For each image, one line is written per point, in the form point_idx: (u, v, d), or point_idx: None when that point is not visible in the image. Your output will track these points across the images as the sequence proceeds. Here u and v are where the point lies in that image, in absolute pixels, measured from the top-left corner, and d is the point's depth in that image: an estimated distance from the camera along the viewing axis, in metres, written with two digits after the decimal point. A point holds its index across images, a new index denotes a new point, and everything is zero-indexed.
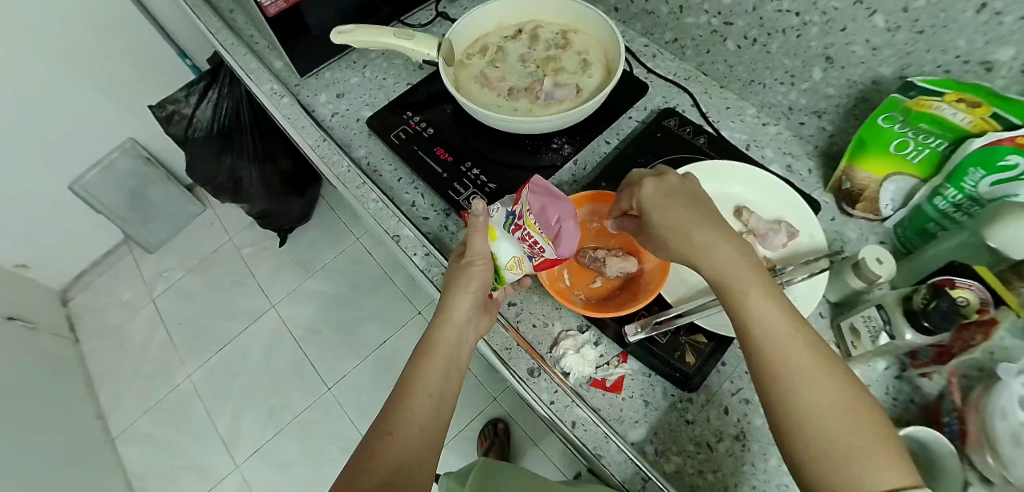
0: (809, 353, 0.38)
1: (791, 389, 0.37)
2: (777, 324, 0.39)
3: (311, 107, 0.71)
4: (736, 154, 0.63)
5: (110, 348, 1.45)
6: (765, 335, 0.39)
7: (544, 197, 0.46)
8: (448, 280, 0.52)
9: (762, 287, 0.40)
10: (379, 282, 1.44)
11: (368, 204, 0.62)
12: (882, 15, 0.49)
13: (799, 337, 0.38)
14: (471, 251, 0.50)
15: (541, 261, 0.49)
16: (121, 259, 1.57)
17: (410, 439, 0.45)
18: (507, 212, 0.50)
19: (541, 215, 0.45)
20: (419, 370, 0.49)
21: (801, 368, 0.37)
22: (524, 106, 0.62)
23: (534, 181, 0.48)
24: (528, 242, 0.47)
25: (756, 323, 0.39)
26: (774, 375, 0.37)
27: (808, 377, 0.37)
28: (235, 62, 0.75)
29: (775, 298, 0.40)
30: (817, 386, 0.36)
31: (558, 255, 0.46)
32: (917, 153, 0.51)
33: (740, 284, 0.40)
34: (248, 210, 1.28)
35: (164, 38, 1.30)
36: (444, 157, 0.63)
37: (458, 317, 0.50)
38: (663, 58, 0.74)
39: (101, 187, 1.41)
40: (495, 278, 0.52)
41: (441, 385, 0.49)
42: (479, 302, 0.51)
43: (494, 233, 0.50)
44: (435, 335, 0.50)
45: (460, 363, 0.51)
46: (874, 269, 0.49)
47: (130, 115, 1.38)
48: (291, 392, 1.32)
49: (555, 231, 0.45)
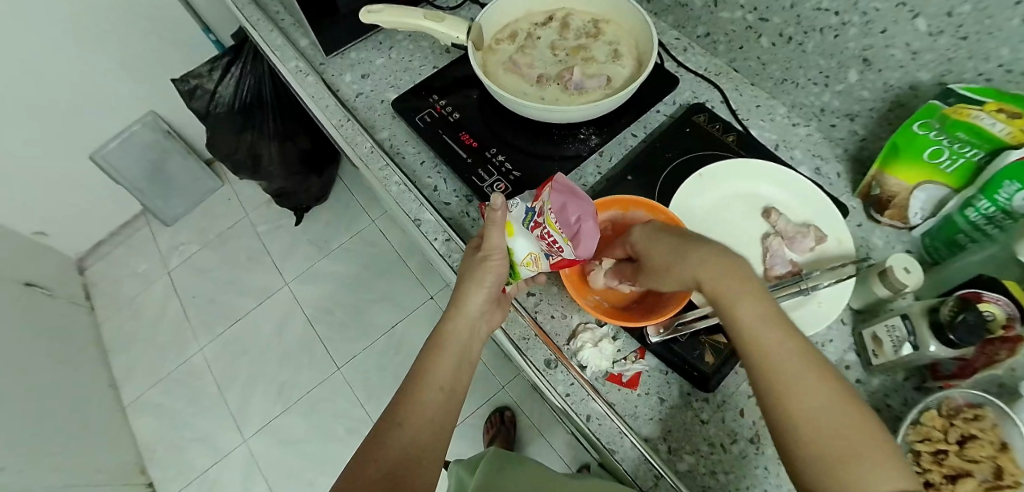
0: (800, 359, 0.38)
1: (795, 399, 0.36)
2: (771, 335, 0.39)
3: (336, 86, 0.70)
4: (766, 154, 0.61)
5: (125, 317, 1.47)
6: (758, 348, 0.38)
7: (565, 195, 0.46)
8: (462, 272, 0.52)
9: (753, 300, 0.40)
10: (393, 265, 1.44)
11: (390, 186, 0.61)
12: (925, 19, 0.48)
13: (789, 344, 0.38)
14: (487, 245, 0.50)
15: (559, 261, 0.49)
16: (138, 230, 1.58)
17: (421, 432, 0.45)
18: (527, 208, 0.50)
19: (561, 214, 0.45)
20: (431, 362, 0.49)
21: (798, 377, 0.37)
22: (553, 95, 0.60)
23: (556, 178, 0.48)
24: (547, 240, 0.47)
25: (748, 336, 0.39)
26: (772, 388, 0.37)
27: (803, 384, 0.37)
28: (262, 38, 0.76)
29: (767, 310, 0.40)
30: (817, 397, 0.36)
31: (576, 255, 0.46)
32: (951, 162, 0.51)
33: (734, 297, 0.40)
34: (265, 187, 1.28)
35: (189, 12, 1.29)
36: (469, 142, 0.61)
37: (471, 310, 0.51)
38: (693, 52, 0.72)
39: (119, 158, 1.41)
40: (510, 273, 0.52)
41: (456, 374, 0.49)
42: (493, 296, 0.52)
43: (512, 227, 0.49)
44: (449, 328, 0.51)
45: (471, 354, 0.51)
46: (901, 278, 0.50)
47: (152, 89, 1.38)
48: (299, 371, 1.34)
49: (575, 230, 0.45)
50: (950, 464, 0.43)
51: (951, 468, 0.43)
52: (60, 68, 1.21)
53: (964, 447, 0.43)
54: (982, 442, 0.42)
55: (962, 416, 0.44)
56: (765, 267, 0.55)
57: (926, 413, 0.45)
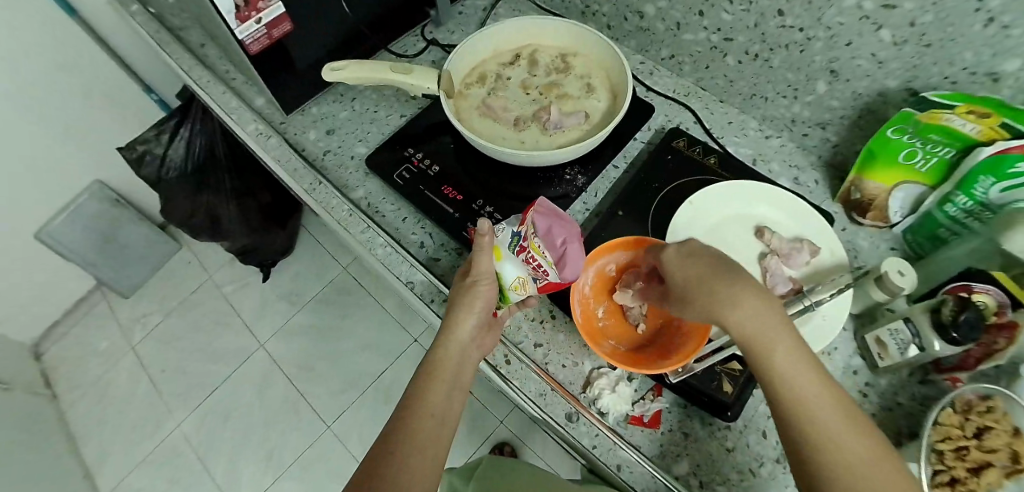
0: (833, 403, 0.36)
1: (826, 444, 0.35)
2: (805, 378, 0.37)
3: (300, 145, 0.67)
4: (749, 171, 0.61)
5: (92, 400, 1.37)
6: (795, 393, 0.37)
7: (549, 218, 0.45)
8: (453, 297, 0.50)
9: (788, 342, 0.38)
10: (372, 310, 1.40)
11: (375, 249, 0.58)
12: (889, 30, 0.50)
13: (823, 388, 0.37)
14: (476, 270, 0.49)
15: (546, 284, 0.47)
16: (96, 305, 1.48)
17: (410, 459, 0.41)
18: (513, 231, 0.48)
19: (546, 237, 0.44)
20: (422, 389, 0.46)
21: (827, 422, 0.36)
22: (533, 137, 0.58)
23: (540, 200, 0.47)
24: (532, 264, 0.46)
25: (781, 376, 0.37)
26: (802, 431, 0.36)
27: (840, 434, 0.35)
28: (215, 102, 0.72)
29: (801, 351, 0.38)
30: (848, 444, 0.35)
31: (562, 278, 0.44)
32: (926, 162, 0.53)
33: (771, 338, 0.38)
34: (229, 246, 1.20)
35: (128, 74, 1.20)
36: (453, 195, 0.59)
37: (463, 334, 0.48)
38: (660, 74, 0.72)
39: (68, 232, 1.30)
40: (500, 297, 0.51)
41: (447, 405, 0.46)
42: (485, 319, 0.50)
43: (500, 252, 0.48)
44: (441, 353, 0.48)
45: (464, 380, 0.48)
46: (897, 282, 0.50)
47: (101, 159, 1.29)
48: (288, 435, 1.27)
49: (560, 253, 0.44)
50: (973, 459, 0.43)
51: (974, 462, 0.43)
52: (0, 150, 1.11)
53: (982, 439, 0.43)
54: (997, 431, 0.43)
55: (974, 409, 0.44)
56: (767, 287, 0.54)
57: (942, 411, 0.45)
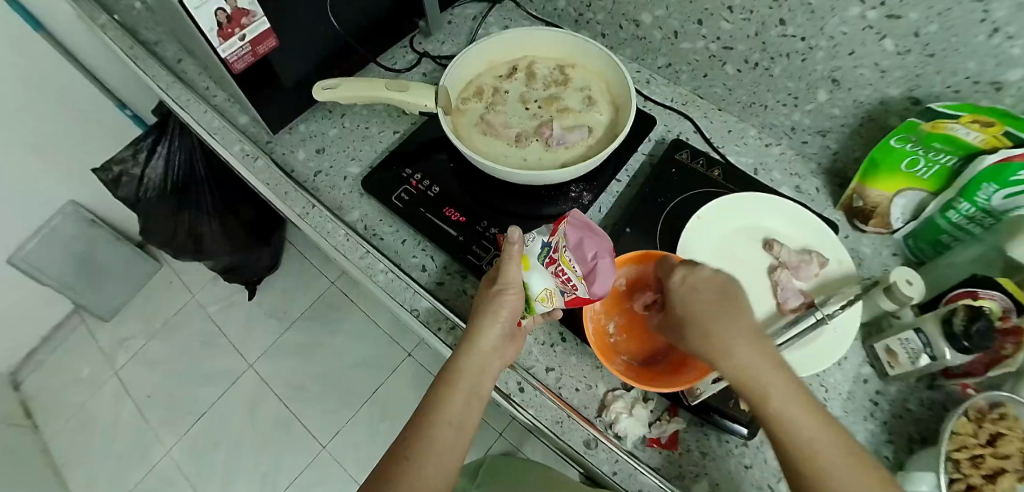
0: (836, 444, 0.36)
1: (831, 485, 0.34)
2: (804, 417, 0.37)
3: (289, 165, 0.64)
4: (753, 183, 0.61)
5: (74, 429, 1.31)
6: (795, 432, 0.36)
7: (581, 230, 0.42)
8: (479, 303, 0.48)
9: (785, 382, 0.38)
10: (364, 325, 1.37)
11: (376, 276, 0.55)
12: (892, 39, 0.49)
13: (824, 427, 0.36)
14: (504, 278, 0.47)
15: (574, 298, 0.45)
16: (75, 330, 1.42)
17: (425, 468, 0.41)
18: (543, 242, 0.46)
19: (577, 250, 0.41)
20: (440, 398, 0.45)
21: (830, 462, 0.35)
22: (536, 154, 0.57)
23: (570, 212, 0.44)
24: (562, 278, 0.43)
25: (783, 417, 0.37)
26: (806, 473, 0.35)
27: (845, 475, 0.34)
28: (196, 121, 0.69)
29: (799, 391, 0.38)
30: (855, 485, 0.34)
31: (591, 294, 0.42)
32: (927, 169, 0.53)
33: (766, 379, 0.38)
34: (212, 265, 1.15)
35: (101, 90, 1.15)
36: (456, 217, 0.57)
37: (486, 344, 0.47)
38: (657, 83, 0.71)
39: (42, 256, 1.24)
40: (524, 307, 0.48)
41: (463, 415, 0.45)
42: (510, 329, 0.48)
43: (528, 261, 0.46)
44: (462, 360, 0.46)
45: (484, 392, 0.46)
46: (905, 292, 0.49)
47: (74, 179, 1.23)
48: (282, 457, 1.23)
49: (590, 268, 0.41)
50: (987, 466, 0.42)
51: (988, 469, 0.42)
52: None
53: (996, 446, 0.42)
54: (1010, 437, 0.42)
55: (987, 417, 0.43)
56: (778, 301, 0.53)
57: (955, 419, 0.44)
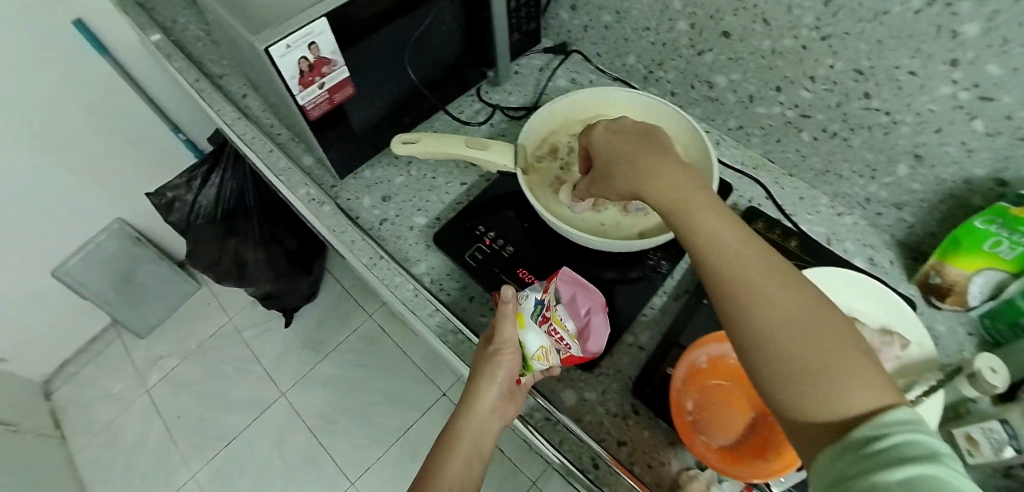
0: (765, 265, 0.34)
1: (755, 300, 0.33)
2: (731, 242, 0.36)
3: (354, 212, 0.64)
4: (831, 256, 0.60)
5: (101, 445, 1.30)
6: (719, 256, 0.35)
7: (573, 286, 0.49)
8: (476, 364, 0.48)
9: (714, 212, 0.38)
10: (398, 361, 1.35)
11: (446, 336, 0.55)
12: (983, 121, 0.47)
13: (753, 252, 0.35)
14: (499, 338, 0.47)
15: (567, 356, 0.48)
16: (109, 345, 1.43)
17: None
18: (537, 299, 0.48)
19: (571, 306, 0.49)
20: (441, 462, 0.45)
21: (757, 284, 0.33)
22: (614, 219, 0.57)
23: (561, 270, 0.51)
24: (556, 336, 0.47)
25: (708, 242, 0.36)
26: (728, 294, 0.34)
27: (768, 292, 0.33)
28: (261, 160, 0.69)
29: (728, 221, 0.37)
30: (778, 303, 0.32)
31: (582, 351, 0.48)
32: (1012, 251, 0.49)
33: (692, 207, 0.38)
34: (252, 292, 1.14)
35: (155, 111, 1.17)
36: (529, 280, 0.55)
37: (484, 406, 0.46)
38: (726, 144, 0.71)
39: (83, 270, 1.25)
40: (523, 367, 0.48)
41: (463, 478, 0.44)
42: (507, 390, 0.47)
43: (523, 319, 0.47)
44: (461, 423, 0.46)
45: (483, 453, 0.46)
46: (991, 381, 0.42)
47: (122, 198, 1.25)
48: (310, 491, 1.21)
49: (584, 324, 0.49)
50: None
51: None
52: (27, 191, 1.07)
53: None
54: None
55: None
56: None
57: None
